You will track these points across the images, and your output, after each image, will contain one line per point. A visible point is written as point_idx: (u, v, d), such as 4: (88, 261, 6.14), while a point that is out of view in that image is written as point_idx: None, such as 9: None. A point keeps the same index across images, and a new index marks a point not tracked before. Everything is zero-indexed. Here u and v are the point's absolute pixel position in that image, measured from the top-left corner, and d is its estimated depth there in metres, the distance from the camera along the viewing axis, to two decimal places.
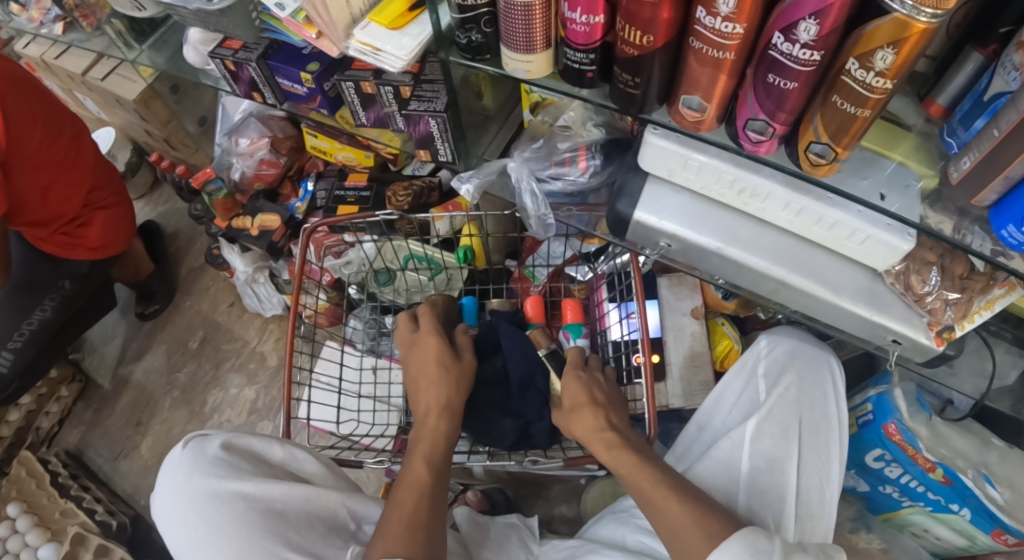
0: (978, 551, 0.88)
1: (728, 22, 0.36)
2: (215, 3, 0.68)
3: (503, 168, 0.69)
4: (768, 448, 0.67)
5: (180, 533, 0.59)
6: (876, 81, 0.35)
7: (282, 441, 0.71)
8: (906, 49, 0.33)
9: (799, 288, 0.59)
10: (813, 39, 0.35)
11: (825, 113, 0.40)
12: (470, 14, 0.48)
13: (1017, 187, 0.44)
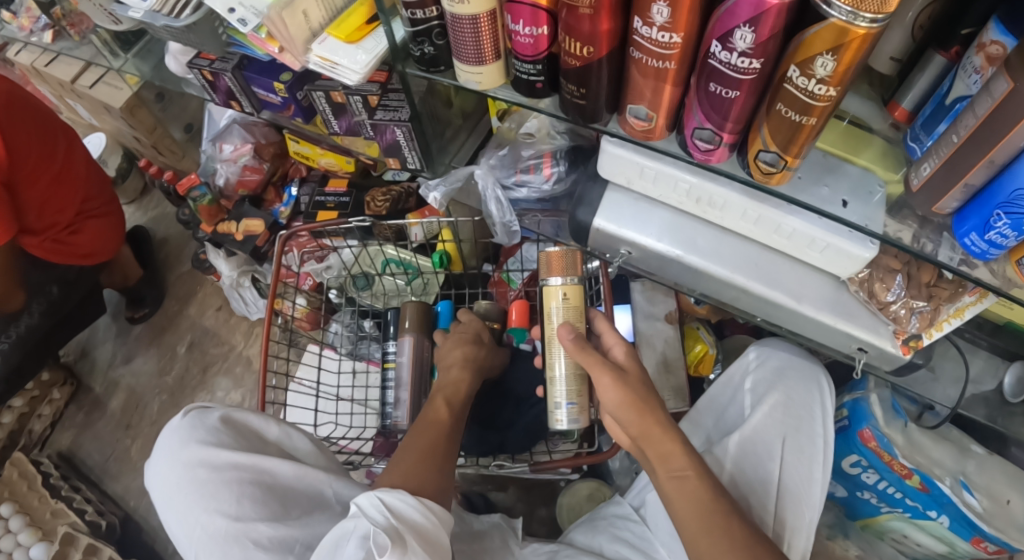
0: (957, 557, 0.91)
1: (665, 31, 0.35)
2: (182, 18, 0.68)
3: (470, 175, 0.70)
4: (749, 466, 0.68)
5: (171, 500, 0.60)
6: (819, 89, 0.34)
7: (279, 419, 0.70)
8: (846, 55, 0.32)
9: (761, 297, 0.59)
10: (750, 46, 0.34)
11: (771, 122, 0.39)
12: (422, 27, 0.48)
13: (976, 195, 0.43)
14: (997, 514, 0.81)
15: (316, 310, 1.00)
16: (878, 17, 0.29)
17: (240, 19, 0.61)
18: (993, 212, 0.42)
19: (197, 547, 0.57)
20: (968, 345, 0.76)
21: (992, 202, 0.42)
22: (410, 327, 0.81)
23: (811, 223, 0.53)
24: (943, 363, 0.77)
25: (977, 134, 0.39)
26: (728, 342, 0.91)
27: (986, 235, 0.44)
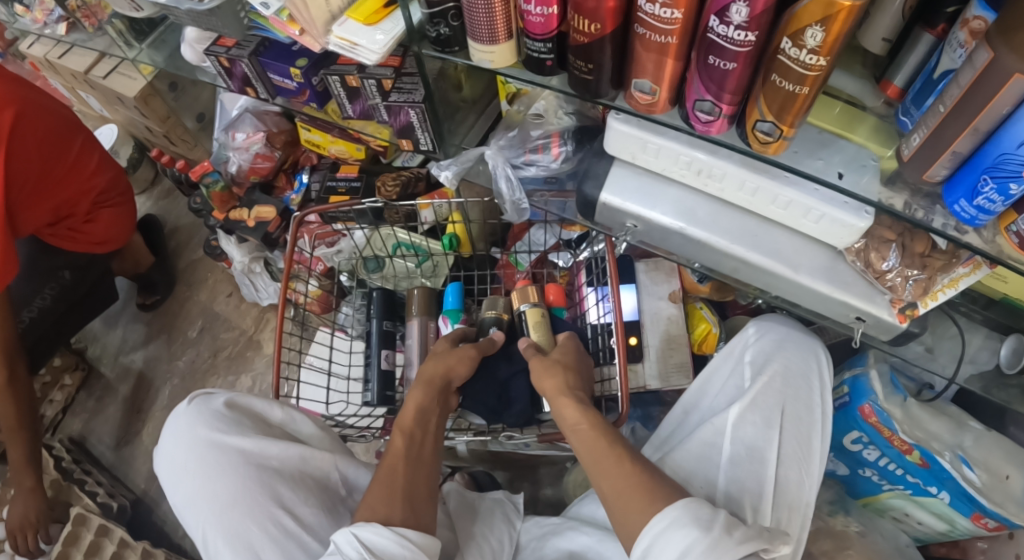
0: (957, 536, 0.94)
1: (667, 8, 0.38)
2: (205, 3, 0.71)
3: (480, 155, 0.72)
4: (749, 437, 0.70)
5: (179, 480, 0.63)
6: (810, 58, 0.37)
7: (282, 403, 0.72)
8: (833, 26, 0.34)
9: (760, 267, 0.62)
10: (746, 20, 0.37)
11: (768, 92, 0.42)
12: (437, 9, 0.51)
13: (965, 162, 0.46)
14: (995, 489, 0.84)
15: (328, 294, 1.02)
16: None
17: (264, 2, 0.64)
18: (982, 177, 0.45)
19: (201, 525, 0.60)
20: (965, 321, 0.78)
21: (979, 168, 0.45)
22: (416, 311, 0.84)
23: (808, 193, 0.56)
24: (938, 339, 0.79)
25: (960, 105, 0.42)
26: (731, 322, 0.93)
27: (974, 199, 0.47)
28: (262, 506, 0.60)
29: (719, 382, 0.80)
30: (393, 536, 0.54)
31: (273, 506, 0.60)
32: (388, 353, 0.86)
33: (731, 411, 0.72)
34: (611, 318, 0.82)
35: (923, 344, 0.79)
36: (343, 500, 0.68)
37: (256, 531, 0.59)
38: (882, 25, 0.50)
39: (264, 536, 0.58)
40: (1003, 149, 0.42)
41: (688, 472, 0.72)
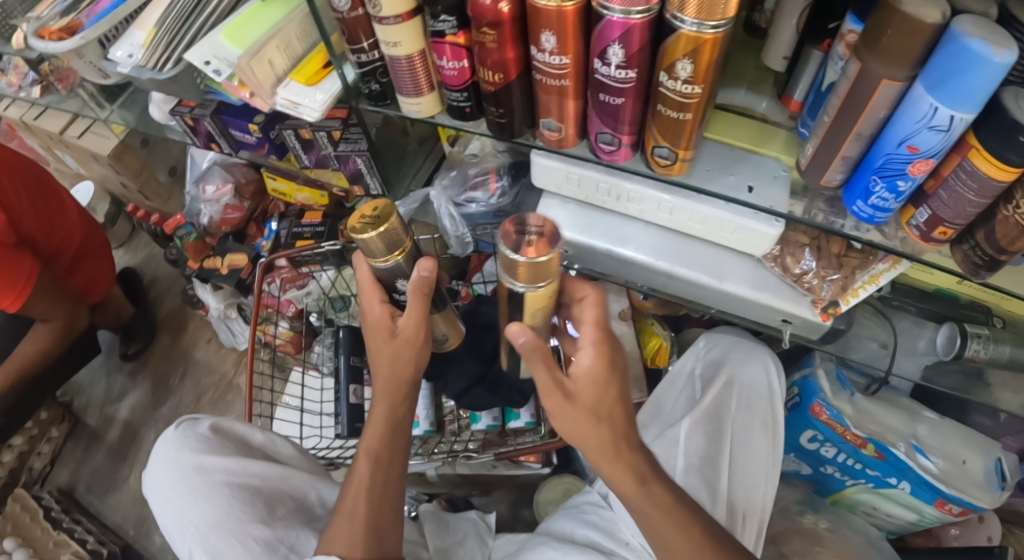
0: (928, 524, 0.97)
1: (555, 55, 0.43)
2: (166, 71, 0.74)
3: (425, 196, 0.78)
4: (701, 448, 0.77)
5: (167, 504, 0.65)
6: (687, 87, 0.41)
7: (263, 427, 0.74)
8: (700, 57, 0.39)
9: (687, 280, 0.66)
10: (624, 60, 0.41)
11: (658, 121, 0.46)
12: (368, 68, 0.56)
13: (856, 165, 0.52)
14: (953, 474, 0.88)
15: (299, 335, 1.06)
16: (720, 21, 0.37)
17: (215, 69, 0.67)
18: (872, 177, 0.51)
19: (189, 545, 0.62)
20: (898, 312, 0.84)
21: (870, 169, 0.51)
22: None
23: (719, 209, 0.60)
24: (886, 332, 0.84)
25: (841, 113, 0.48)
26: (684, 336, 0.98)
27: (867, 201, 0.53)
28: (240, 527, 0.61)
29: (676, 394, 0.85)
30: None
31: (252, 528, 0.61)
32: (357, 386, 0.90)
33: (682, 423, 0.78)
34: None
35: (876, 341, 0.84)
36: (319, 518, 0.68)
37: (234, 552, 0.60)
38: (784, 42, 0.56)
39: (247, 553, 0.60)
40: (887, 149, 0.48)
41: None
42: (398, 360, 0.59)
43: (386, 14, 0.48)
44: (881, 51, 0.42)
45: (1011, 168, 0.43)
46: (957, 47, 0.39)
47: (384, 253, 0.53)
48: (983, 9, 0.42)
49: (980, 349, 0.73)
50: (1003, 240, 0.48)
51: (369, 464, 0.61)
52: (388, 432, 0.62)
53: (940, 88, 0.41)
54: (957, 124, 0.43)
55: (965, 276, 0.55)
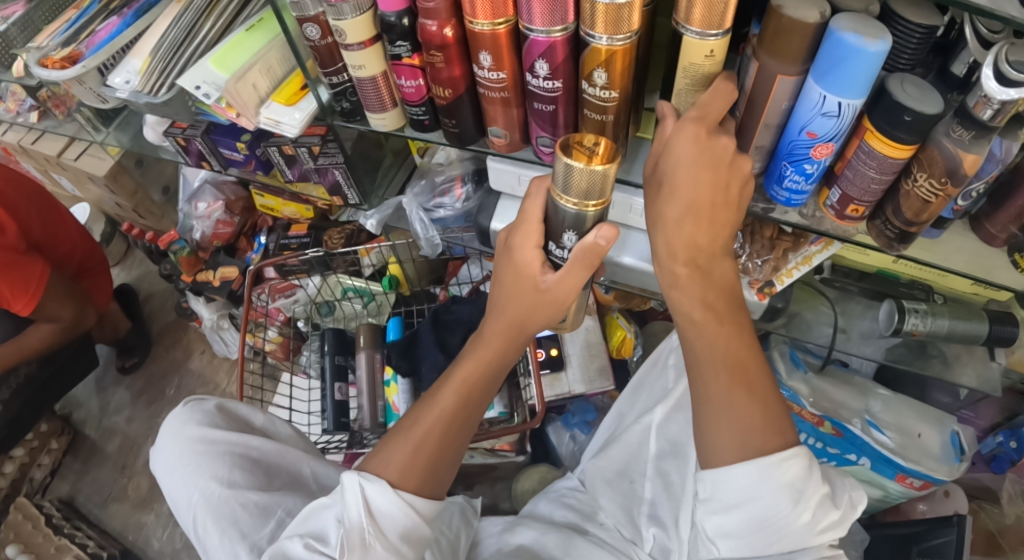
0: (894, 501, 1.00)
1: (493, 72, 0.50)
2: (160, 96, 0.81)
3: (398, 204, 0.88)
4: (673, 433, 0.86)
5: (172, 473, 0.65)
6: (606, 92, 0.48)
7: (264, 410, 0.77)
8: (613, 66, 0.46)
9: (634, 269, 0.76)
10: (550, 72, 0.48)
11: (587, 124, 0.53)
12: (340, 88, 0.64)
13: (770, 155, 0.59)
14: (909, 447, 0.95)
15: (288, 340, 1.09)
16: (626, 33, 0.44)
17: (205, 93, 0.74)
18: (783, 163, 0.58)
19: (194, 509, 0.62)
20: (841, 293, 0.92)
21: (782, 157, 0.57)
22: (364, 343, 0.97)
23: None
24: (851, 320, 0.91)
25: (749, 107, 0.54)
26: (649, 329, 1.05)
27: (781, 183, 0.60)
28: (242, 493, 0.62)
29: (649, 382, 0.91)
30: (401, 503, 0.52)
31: (251, 494, 0.63)
32: (341, 385, 0.97)
33: (659, 414, 0.86)
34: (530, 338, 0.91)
35: (831, 326, 0.91)
36: (315, 493, 0.70)
37: (240, 513, 0.61)
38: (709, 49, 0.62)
39: (246, 518, 0.61)
40: (791, 136, 0.54)
41: (623, 466, 0.88)
42: (542, 295, 0.55)
43: (352, 42, 0.55)
44: (775, 50, 0.48)
45: (903, 145, 0.49)
46: (834, 41, 0.44)
47: (580, 199, 0.47)
48: (863, 7, 0.47)
49: (918, 323, 0.78)
50: (910, 213, 0.55)
51: (408, 450, 0.55)
52: (469, 404, 0.59)
53: (826, 79, 0.47)
54: (846, 110, 0.49)
55: (882, 249, 0.62)
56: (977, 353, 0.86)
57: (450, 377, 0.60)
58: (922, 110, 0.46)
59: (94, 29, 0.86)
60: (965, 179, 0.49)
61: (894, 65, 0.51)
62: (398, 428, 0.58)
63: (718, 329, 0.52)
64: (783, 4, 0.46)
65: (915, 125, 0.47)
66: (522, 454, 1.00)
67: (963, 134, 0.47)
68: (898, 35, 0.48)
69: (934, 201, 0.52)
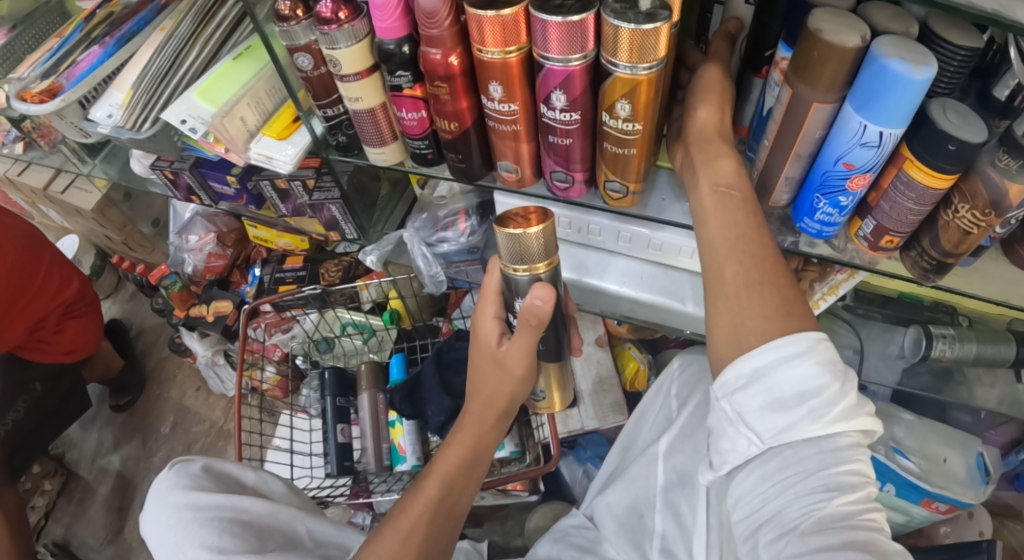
0: (918, 524, 0.95)
1: (503, 103, 0.46)
2: (144, 130, 0.77)
3: (398, 239, 0.83)
4: (679, 464, 0.79)
5: (159, 542, 0.59)
6: (628, 125, 0.44)
7: (255, 466, 0.71)
8: (637, 97, 0.42)
9: (651, 305, 0.70)
10: (566, 104, 0.44)
11: (606, 158, 0.49)
12: (334, 121, 0.60)
13: (799, 186, 0.55)
14: (935, 472, 0.90)
15: (286, 378, 1.08)
16: (651, 62, 0.39)
17: (191, 127, 0.70)
18: (815, 196, 0.53)
19: None
20: (863, 318, 0.87)
21: (813, 188, 0.53)
22: (365, 385, 0.92)
23: (678, 236, 0.62)
24: (870, 340, 0.86)
25: (780, 135, 0.50)
26: (662, 357, 1.00)
27: (813, 217, 0.55)
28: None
29: (651, 414, 0.87)
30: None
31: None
32: (344, 426, 0.92)
33: (661, 443, 0.81)
34: None
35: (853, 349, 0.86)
36: (313, 550, 0.64)
37: None
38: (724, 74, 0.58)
39: None
40: (825, 166, 0.50)
41: (632, 500, 0.82)
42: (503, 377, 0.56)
43: (347, 72, 0.51)
44: (809, 77, 0.44)
45: (945, 175, 0.45)
46: (877, 67, 0.40)
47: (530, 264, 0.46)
48: (903, 28, 0.44)
49: (946, 348, 0.73)
50: (947, 245, 0.51)
51: (397, 539, 0.52)
52: (454, 490, 0.58)
53: (867, 107, 0.43)
54: (887, 140, 0.45)
55: (917, 280, 0.58)
56: (999, 374, 0.82)
57: (432, 467, 0.59)
58: (967, 139, 0.42)
59: (75, 59, 0.81)
60: (1009, 210, 0.45)
61: (932, 91, 0.46)
62: (394, 511, 0.56)
63: (742, 212, 0.46)
64: (821, 28, 0.42)
65: (959, 154, 0.43)
66: (535, 495, 0.95)
67: (1009, 163, 0.43)
68: (939, 58, 0.44)
69: (975, 232, 0.48)
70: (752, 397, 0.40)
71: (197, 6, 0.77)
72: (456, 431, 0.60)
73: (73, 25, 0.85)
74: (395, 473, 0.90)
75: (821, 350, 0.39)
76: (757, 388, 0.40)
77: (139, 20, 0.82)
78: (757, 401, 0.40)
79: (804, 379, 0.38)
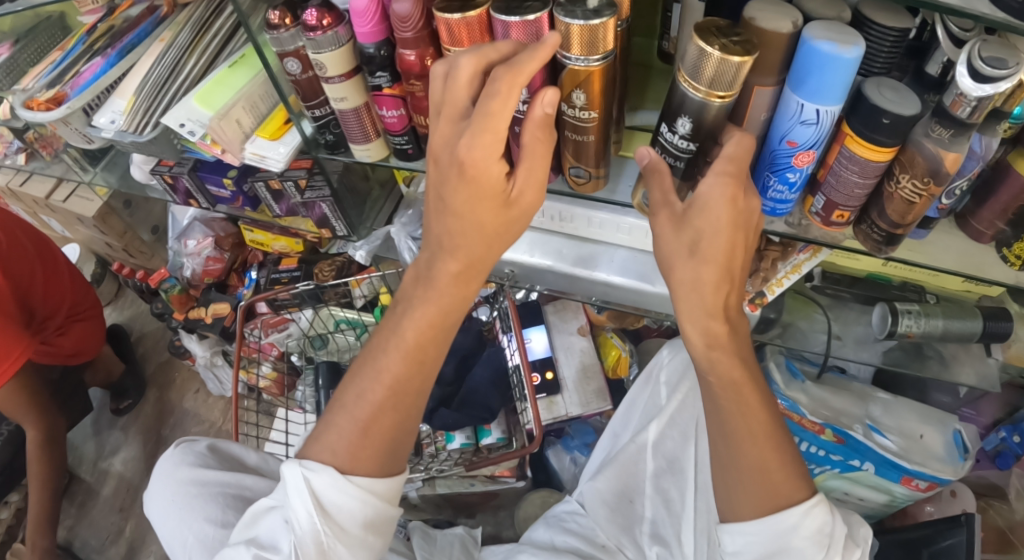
0: (902, 503, 0.98)
1: None
2: (145, 134, 0.81)
3: (386, 234, 0.88)
4: (669, 450, 0.83)
5: (165, 516, 0.64)
6: (585, 113, 0.49)
7: (257, 448, 0.75)
8: (591, 87, 0.46)
9: (625, 288, 0.74)
10: (528, 96, 0.49)
11: (569, 145, 0.54)
12: (323, 121, 0.64)
13: (751, 168, 0.58)
14: (913, 449, 0.92)
15: (283, 375, 1.10)
16: (601, 53, 0.44)
17: (190, 130, 0.74)
18: (766, 173, 0.56)
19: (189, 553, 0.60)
20: (835, 301, 0.90)
21: (764, 167, 0.56)
22: None
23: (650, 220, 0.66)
24: (846, 326, 0.89)
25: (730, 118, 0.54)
26: (644, 346, 1.04)
27: (764, 194, 0.58)
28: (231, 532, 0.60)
29: (641, 401, 0.89)
30: (357, 492, 0.52)
31: None
32: None
33: (653, 431, 0.83)
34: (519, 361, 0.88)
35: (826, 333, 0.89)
36: None
37: None
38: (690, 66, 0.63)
39: None
40: (773, 146, 0.53)
41: (622, 486, 0.85)
42: (510, 219, 0.50)
43: (332, 74, 0.55)
44: (750, 63, 0.49)
45: (884, 149, 0.48)
46: (809, 49, 0.44)
47: (711, 87, 0.46)
48: (835, 14, 0.47)
49: (912, 324, 0.76)
50: (894, 216, 0.53)
51: (350, 420, 0.53)
52: (420, 364, 0.55)
53: (804, 87, 0.47)
54: (825, 117, 0.48)
55: (870, 252, 0.60)
56: (972, 350, 0.84)
57: (399, 332, 0.54)
58: (900, 112, 0.44)
59: (79, 69, 0.86)
60: (947, 178, 0.47)
61: (869, 69, 0.50)
62: (351, 383, 0.56)
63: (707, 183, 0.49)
64: (756, 17, 0.46)
65: (893, 128, 0.45)
66: (521, 481, 0.99)
67: (942, 133, 0.45)
68: (873, 38, 0.48)
69: (919, 201, 0.50)
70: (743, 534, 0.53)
71: (194, 18, 0.81)
72: (430, 282, 0.54)
73: (75, 39, 0.89)
74: None
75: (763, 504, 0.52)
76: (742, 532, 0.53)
77: (139, 32, 0.86)
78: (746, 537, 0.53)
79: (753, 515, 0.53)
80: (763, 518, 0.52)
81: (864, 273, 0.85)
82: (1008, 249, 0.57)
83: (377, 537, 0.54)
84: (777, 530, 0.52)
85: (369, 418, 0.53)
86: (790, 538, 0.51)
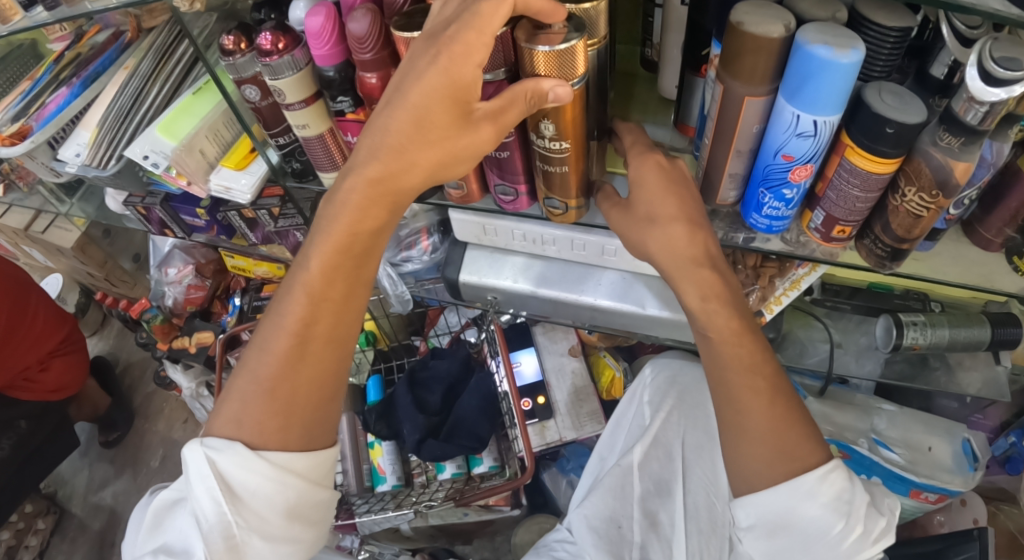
0: (911, 515, 0.96)
1: None
2: (109, 168, 0.78)
3: None
4: (655, 472, 0.81)
5: None
6: (556, 143, 0.46)
7: None
8: (560, 117, 0.44)
9: (613, 312, 0.70)
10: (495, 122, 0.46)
11: (545, 177, 0.51)
12: (287, 149, 0.61)
13: (744, 182, 0.55)
14: (921, 462, 0.89)
15: None
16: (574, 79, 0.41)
17: (153, 162, 0.71)
18: (760, 190, 0.53)
19: None
20: (836, 311, 0.86)
21: (757, 182, 0.52)
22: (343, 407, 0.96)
23: None
24: (846, 335, 0.85)
25: (718, 133, 0.50)
26: (639, 363, 1.00)
27: (760, 212, 0.55)
28: None
29: (626, 421, 0.86)
30: (268, 471, 0.47)
31: None
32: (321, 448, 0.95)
33: (638, 454, 0.80)
34: (507, 387, 0.86)
35: (826, 343, 0.85)
36: None
37: None
38: (673, 73, 0.59)
39: None
40: (767, 160, 0.49)
41: (610, 512, 0.79)
42: (458, 142, 0.44)
43: (292, 101, 0.52)
44: (738, 71, 0.44)
45: (887, 160, 0.44)
46: (803, 55, 0.40)
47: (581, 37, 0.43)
48: (829, 14, 0.43)
49: (918, 336, 0.72)
50: (900, 230, 0.49)
51: (252, 382, 0.49)
52: (328, 308, 0.50)
53: (798, 97, 0.42)
54: (823, 128, 0.44)
55: (874, 268, 0.57)
56: (979, 357, 0.81)
57: (304, 273, 0.49)
58: (904, 120, 0.40)
59: (44, 100, 0.82)
60: (957, 190, 0.43)
61: (867, 75, 0.45)
62: (254, 341, 0.51)
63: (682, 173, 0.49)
64: (743, 21, 0.41)
65: (898, 137, 0.41)
66: (516, 509, 0.96)
67: (951, 141, 0.41)
68: (870, 41, 0.43)
69: (926, 215, 0.46)
70: (763, 531, 0.49)
71: (156, 44, 0.78)
72: (338, 200, 0.47)
73: (42, 67, 0.84)
74: (376, 493, 0.92)
75: (824, 490, 0.47)
76: (767, 527, 0.49)
77: (104, 59, 0.81)
78: (769, 527, 0.49)
79: (815, 521, 0.47)
80: (778, 485, 0.48)
81: (865, 282, 0.82)
82: (1018, 257, 0.54)
83: (305, 523, 0.51)
84: (788, 496, 0.47)
85: (275, 378, 0.49)
86: (803, 505, 0.47)
